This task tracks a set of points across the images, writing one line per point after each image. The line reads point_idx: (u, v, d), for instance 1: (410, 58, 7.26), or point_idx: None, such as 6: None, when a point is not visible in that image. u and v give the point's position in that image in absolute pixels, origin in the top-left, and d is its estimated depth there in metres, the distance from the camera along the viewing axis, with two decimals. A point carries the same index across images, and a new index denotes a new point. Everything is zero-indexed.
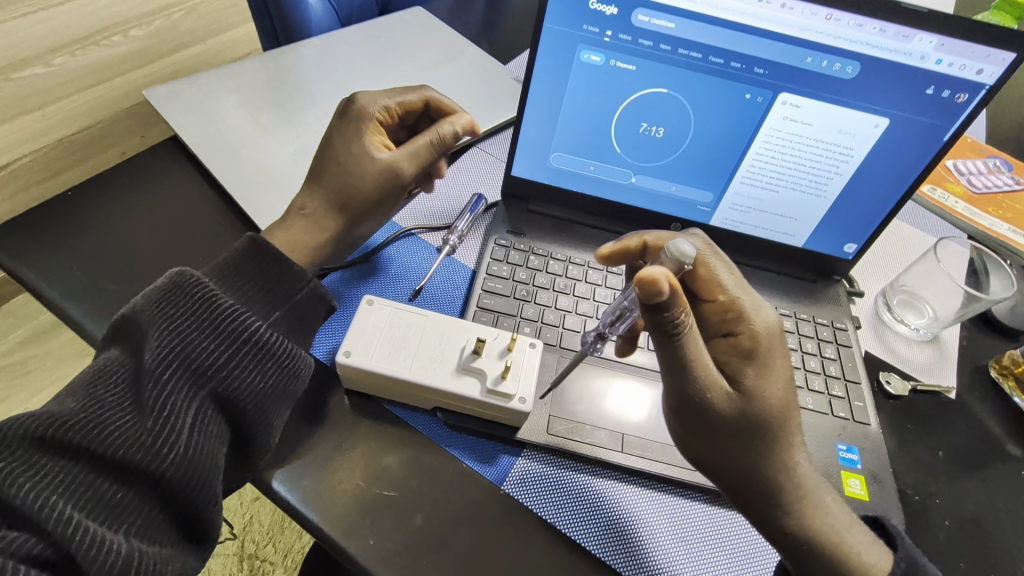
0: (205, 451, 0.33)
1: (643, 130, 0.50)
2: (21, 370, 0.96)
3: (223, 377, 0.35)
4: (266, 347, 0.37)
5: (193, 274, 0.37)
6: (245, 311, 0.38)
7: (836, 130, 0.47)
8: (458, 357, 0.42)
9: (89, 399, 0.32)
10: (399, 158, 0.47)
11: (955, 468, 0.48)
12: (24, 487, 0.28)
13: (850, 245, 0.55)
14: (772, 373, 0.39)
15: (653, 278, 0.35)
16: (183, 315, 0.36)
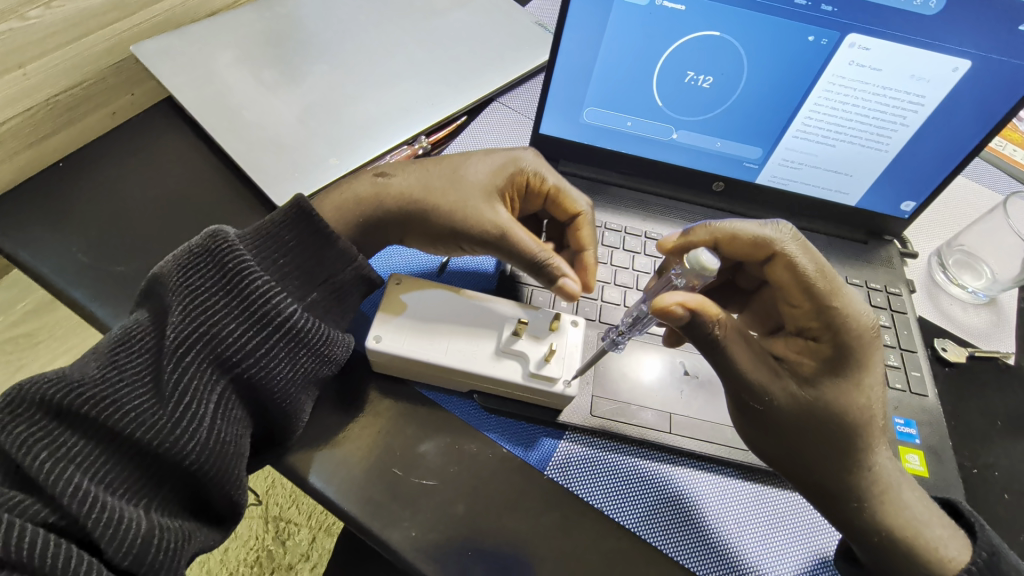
0: (225, 433, 0.34)
1: (690, 80, 0.45)
2: (31, 343, 0.95)
3: (245, 357, 0.35)
4: (293, 330, 0.36)
5: (226, 235, 0.36)
6: (276, 290, 0.37)
7: (908, 75, 0.42)
8: (499, 339, 0.40)
9: (110, 367, 0.32)
10: (512, 229, 0.41)
11: (1015, 438, 0.46)
12: (42, 457, 0.29)
13: (907, 204, 0.51)
14: (851, 382, 0.37)
15: (666, 309, 0.35)
16: (206, 284, 0.35)
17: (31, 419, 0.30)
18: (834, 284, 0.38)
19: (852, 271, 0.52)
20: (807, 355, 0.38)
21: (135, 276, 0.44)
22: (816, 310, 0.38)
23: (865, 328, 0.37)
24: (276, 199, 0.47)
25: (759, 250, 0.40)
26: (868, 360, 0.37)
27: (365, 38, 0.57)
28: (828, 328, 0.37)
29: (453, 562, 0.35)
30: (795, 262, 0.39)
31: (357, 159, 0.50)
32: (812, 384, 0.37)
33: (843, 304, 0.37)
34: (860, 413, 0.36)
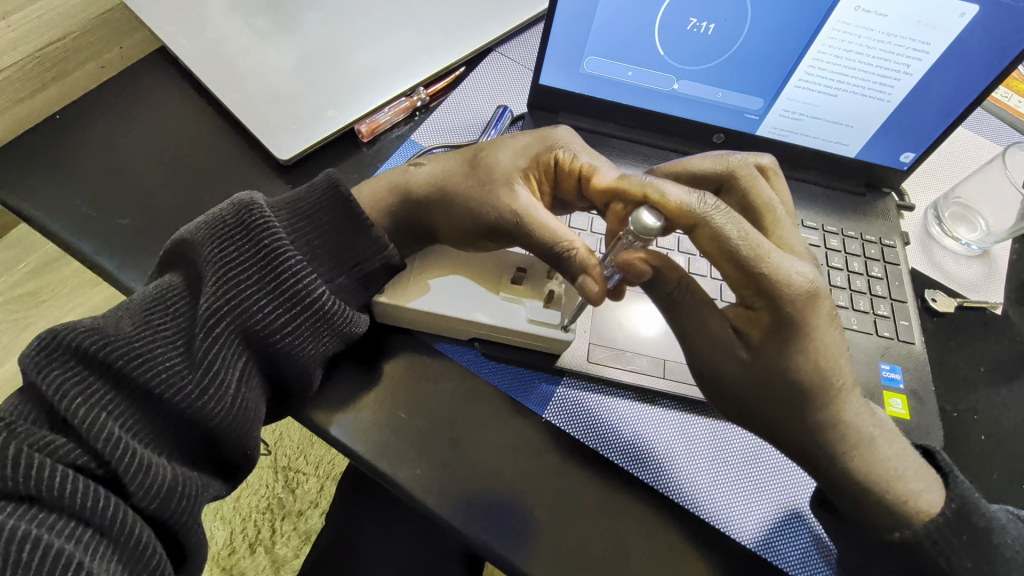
0: (247, 403, 0.36)
1: (692, 27, 0.44)
2: (36, 301, 0.96)
3: (274, 332, 0.36)
4: (320, 311, 0.37)
5: (262, 211, 0.37)
6: (307, 270, 0.37)
7: (914, 23, 0.42)
8: (499, 286, 0.42)
9: (145, 323, 0.33)
10: (534, 213, 0.38)
11: (997, 384, 0.47)
12: (78, 404, 0.30)
13: (906, 155, 0.51)
14: (804, 347, 0.34)
15: (628, 265, 0.35)
16: (238, 254, 0.36)
17: (66, 366, 0.31)
18: (755, 246, 0.34)
19: (848, 224, 0.53)
20: (755, 323, 0.35)
21: (140, 230, 0.44)
22: (746, 279, 0.34)
23: (801, 288, 0.33)
24: (276, 152, 0.47)
25: (679, 219, 0.35)
26: (812, 320, 0.34)
27: None
28: (761, 295, 0.34)
29: (457, 498, 0.37)
30: (718, 232, 0.34)
31: (355, 112, 0.50)
32: (756, 353, 0.35)
33: (768, 268, 0.33)
34: (811, 378, 0.34)
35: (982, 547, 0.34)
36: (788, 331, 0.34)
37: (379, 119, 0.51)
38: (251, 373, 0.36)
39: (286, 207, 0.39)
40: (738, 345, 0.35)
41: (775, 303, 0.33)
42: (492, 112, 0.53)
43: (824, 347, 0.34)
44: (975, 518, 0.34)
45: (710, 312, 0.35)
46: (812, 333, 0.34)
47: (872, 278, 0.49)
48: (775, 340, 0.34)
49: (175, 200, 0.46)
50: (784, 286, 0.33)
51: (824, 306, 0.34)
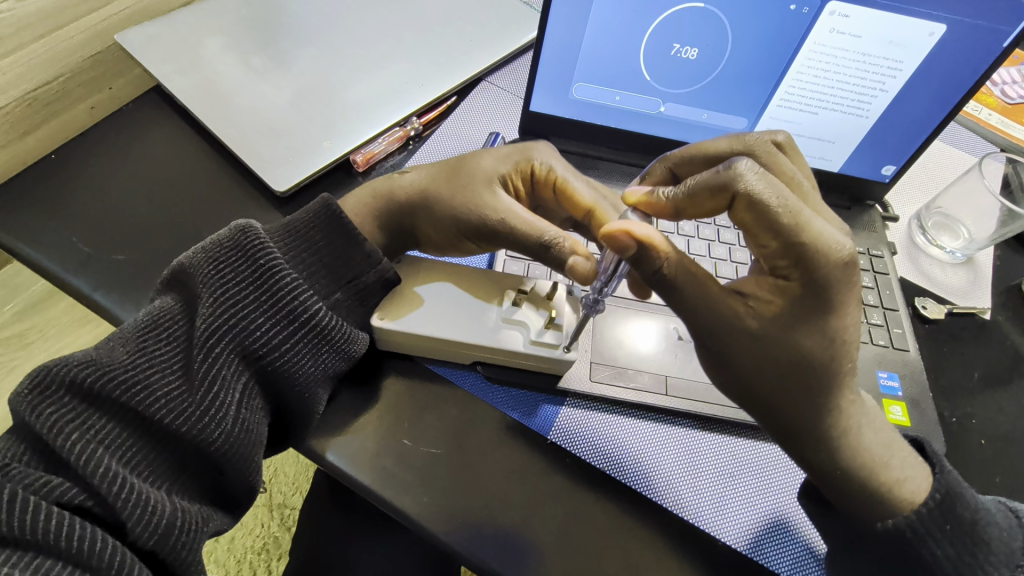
0: (248, 425, 0.35)
1: (676, 52, 0.46)
2: (23, 344, 0.95)
3: (273, 350, 0.37)
4: (318, 327, 0.38)
5: (257, 232, 0.37)
6: (303, 288, 0.38)
7: (886, 42, 0.44)
8: (498, 309, 0.42)
9: (139, 352, 0.33)
10: (513, 212, 0.40)
11: (990, 387, 0.48)
12: (74, 441, 0.30)
13: (887, 168, 0.53)
14: (830, 313, 0.33)
15: (614, 236, 0.34)
16: (233, 276, 0.36)
17: (58, 401, 0.30)
18: (802, 217, 0.32)
19: None
20: (775, 295, 0.34)
21: (138, 266, 0.44)
22: (783, 249, 0.32)
23: (841, 261, 0.32)
24: (272, 184, 0.48)
25: (719, 199, 0.34)
26: (845, 294, 0.33)
27: (351, 20, 0.57)
28: (797, 265, 0.32)
29: (463, 525, 0.36)
30: (760, 205, 0.32)
31: (350, 142, 0.51)
32: (771, 324, 0.34)
33: (812, 237, 0.32)
34: (828, 358, 0.34)
35: (963, 536, 0.33)
36: (815, 304, 0.33)
37: (374, 149, 0.52)
38: (251, 394, 0.36)
39: (279, 229, 0.39)
40: (749, 316, 0.34)
41: (806, 275, 0.32)
42: (484, 139, 0.55)
43: (850, 325, 0.34)
44: (960, 509, 0.34)
45: (716, 287, 0.35)
46: (841, 308, 0.33)
47: (863, 288, 0.50)
48: (802, 314, 0.33)
49: (172, 234, 0.46)
50: (820, 256, 0.32)
51: (857, 279, 0.33)
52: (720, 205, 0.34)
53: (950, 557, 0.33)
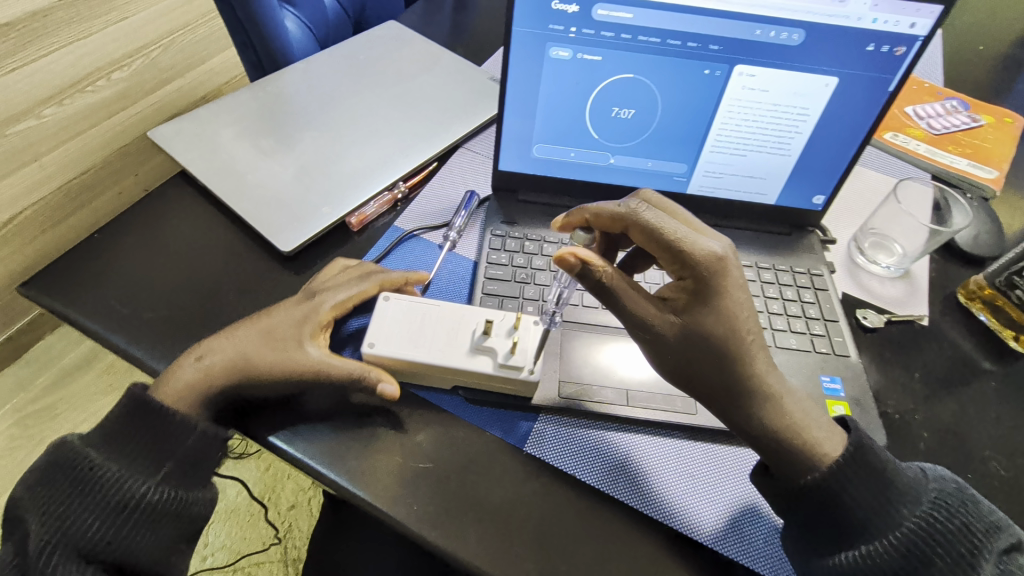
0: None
1: (616, 114, 0.55)
2: (51, 415, 1.04)
3: (107, 538, 0.39)
4: (151, 505, 0.40)
5: (157, 401, 0.42)
6: (126, 475, 0.40)
7: (791, 93, 0.52)
8: (471, 338, 0.47)
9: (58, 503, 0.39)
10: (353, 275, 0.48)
11: (932, 386, 0.52)
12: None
13: (817, 197, 0.59)
14: (722, 299, 0.41)
15: (567, 255, 0.38)
16: (55, 490, 0.39)
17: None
18: (680, 234, 0.41)
19: (780, 260, 0.60)
20: (680, 290, 0.42)
21: (166, 321, 0.51)
22: (673, 256, 0.41)
23: (713, 256, 0.40)
24: (279, 245, 0.56)
25: (617, 220, 0.43)
26: (727, 284, 0.41)
27: (345, 106, 0.67)
28: (684, 265, 0.41)
29: (448, 529, 0.41)
30: (645, 223, 0.41)
31: (346, 206, 0.59)
32: (684, 315, 0.41)
33: (690, 245, 0.40)
34: (726, 335, 0.40)
35: (875, 481, 0.39)
36: (706, 292, 0.41)
37: (366, 211, 0.60)
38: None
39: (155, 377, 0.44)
40: (668, 312, 0.41)
41: (694, 273, 0.40)
42: (462, 197, 0.63)
43: (738, 305, 0.41)
44: (871, 458, 0.40)
45: (637, 289, 0.41)
46: (727, 295, 0.41)
47: (805, 303, 0.56)
48: (701, 303, 0.41)
49: (194, 294, 0.54)
50: (700, 255, 0.40)
51: (734, 267, 0.41)
52: (618, 224, 0.43)
53: (865, 501, 0.39)
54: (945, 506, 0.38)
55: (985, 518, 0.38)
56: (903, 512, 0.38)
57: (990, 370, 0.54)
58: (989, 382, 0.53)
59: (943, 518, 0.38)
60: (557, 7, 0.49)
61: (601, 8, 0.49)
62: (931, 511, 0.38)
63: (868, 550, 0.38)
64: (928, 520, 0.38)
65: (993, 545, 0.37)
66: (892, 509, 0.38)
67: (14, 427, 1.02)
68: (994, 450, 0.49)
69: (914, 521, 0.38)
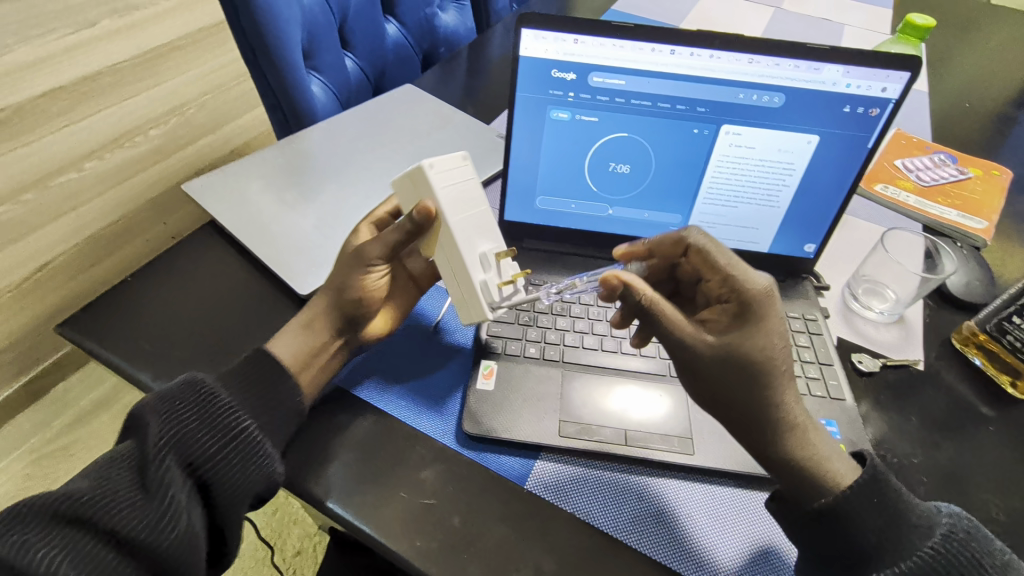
0: (192, 531, 0.40)
1: (613, 169, 0.59)
2: (67, 455, 1.09)
3: (200, 463, 0.43)
4: (247, 439, 0.44)
5: (210, 389, 0.45)
6: (238, 408, 0.45)
7: (776, 150, 0.56)
8: (485, 251, 0.45)
9: (101, 480, 0.39)
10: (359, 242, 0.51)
11: (930, 430, 0.53)
12: (42, 556, 0.35)
13: (809, 246, 0.62)
14: (767, 324, 0.44)
15: (610, 276, 0.45)
16: (177, 407, 0.44)
17: (26, 529, 0.36)
18: (733, 263, 0.47)
19: (775, 304, 0.62)
20: (724, 315, 0.46)
21: (188, 359, 0.55)
22: (724, 280, 0.46)
23: (760, 287, 0.45)
24: (297, 288, 0.59)
25: (678, 244, 0.51)
26: (770, 312, 0.44)
27: (363, 162, 0.72)
28: (734, 291, 0.46)
29: (449, 566, 0.42)
30: (703, 248, 0.48)
31: None
32: (727, 335, 0.44)
33: (743, 272, 0.46)
34: (762, 359, 0.43)
35: (888, 511, 0.41)
36: (748, 317, 0.44)
37: None
38: (192, 503, 0.42)
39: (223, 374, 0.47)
40: (707, 334, 0.44)
41: (740, 298, 0.45)
42: None
43: (780, 332, 0.44)
44: (885, 489, 0.42)
45: (681, 316, 0.45)
46: (769, 326, 0.44)
47: (801, 347, 0.57)
48: (741, 326, 0.44)
49: (215, 333, 0.57)
50: (748, 282, 0.45)
51: (781, 307, 0.45)
52: (678, 248, 0.51)
53: (877, 528, 0.41)
54: (956, 539, 0.40)
55: (996, 556, 0.39)
56: (914, 540, 0.40)
57: (989, 416, 0.55)
58: (988, 427, 0.54)
59: (953, 550, 0.39)
60: (557, 75, 0.54)
61: (597, 76, 0.54)
62: (942, 542, 0.40)
63: None
64: (939, 550, 0.39)
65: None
66: (904, 537, 0.40)
67: (29, 468, 1.06)
68: (995, 496, 0.49)
69: (924, 549, 0.39)
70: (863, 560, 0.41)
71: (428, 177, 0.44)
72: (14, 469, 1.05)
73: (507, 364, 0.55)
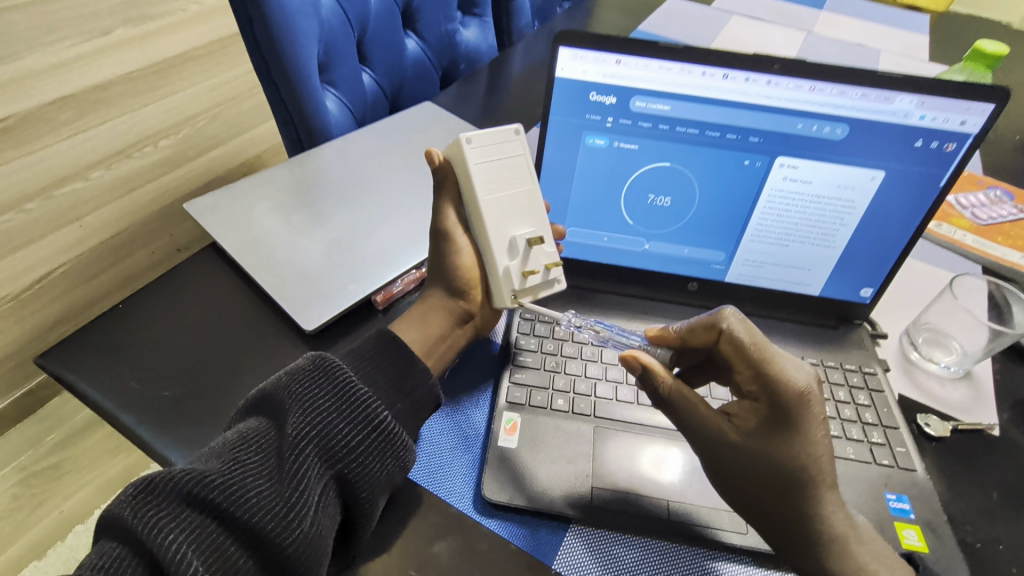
0: (323, 530, 0.36)
1: (652, 201, 0.53)
2: (57, 474, 1.01)
3: (346, 456, 0.39)
4: (387, 433, 0.40)
5: (340, 369, 0.40)
6: (375, 399, 0.41)
7: (835, 185, 0.50)
8: (521, 255, 0.47)
9: (233, 462, 0.35)
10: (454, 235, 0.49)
11: (1012, 509, 0.46)
12: (169, 538, 0.31)
13: (865, 290, 0.56)
14: (802, 430, 0.38)
15: (635, 357, 0.41)
16: (318, 394, 0.39)
17: (160, 506, 0.32)
18: (770, 354, 0.39)
19: (827, 355, 0.56)
20: (753, 414, 0.40)
21: (180, 400, 0.49)
22: (755, 377, 0.39)
23: (797, 390, 0.38)
24: (302, 323, 0.54)
25: (710, 331, 0.42)
26: (806, 416, 0.38)
27: (379, 184, 0.67)
28: (766, 391, 0.38)
29: None
30: (735, 338, 0.40)
31: (373, 285, 0.58)
32: (751, 439, 0.39)
33: (779, 369, 0.38)
34: (794, 467, 0.38)
35: None
36: (779, 423, 0.38)
37: (393, 289, 0.60)
38: (328, 499, 0.38)
39: (347, 354, 0.43)
40: (731, 431, 0.40)
41: (772, 402, 0.38)
42: None
43: (815, 441, 0.38)
44: None
45: (704, 404, 0.41)
46: (807, 432, 0.38)
47: (859, 406, 0.51)
48: (771, 429, 0.38)
49: (212, 371, 0.52)
50: (787, 383, 0.38)
51: (818, 409, 0.38)
52: (711, 336, 0.42)
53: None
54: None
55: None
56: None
57: None
58: None
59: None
60: (595, 98, 0.49)
61: (639, 100, 0.49)
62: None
63: None
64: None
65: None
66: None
67: (18, 486, 0.98)
68: None
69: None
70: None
71: (466, 153, 0.46)
72: (4, 485, 0.96)
73: (532, 418, 0.49)
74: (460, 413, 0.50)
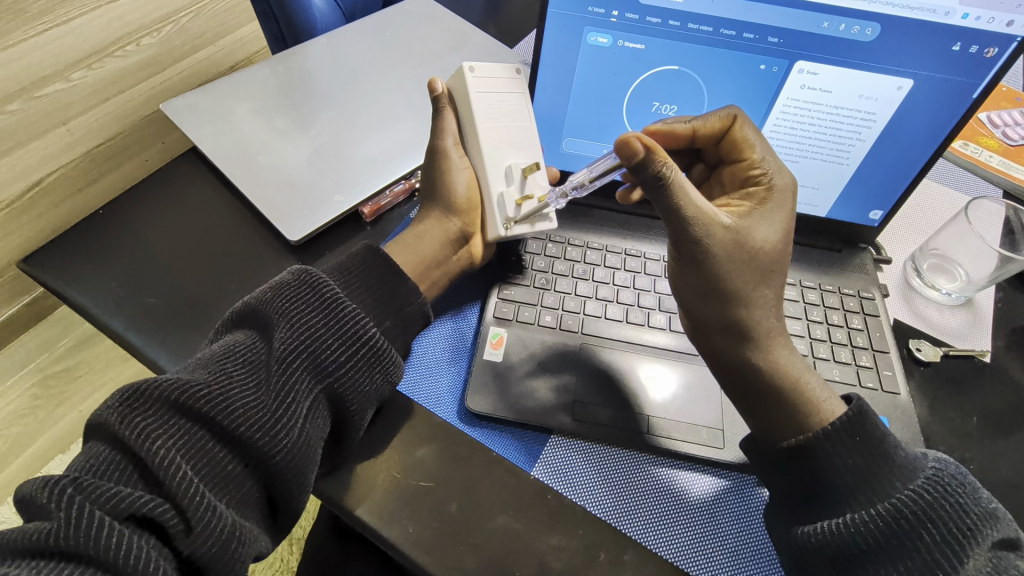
0: (311, 440, 0.37)
1: (656, 109, 0.51)
2: (72, 376, 1.04)
3: (336, 370, 0.39)
4: (376, 349, 0.40)
5: (326, 285, 0.40)
6: (363, 315, 0.40)
7: (857, 96, 0.46)
8: (510, 185, 0.46)
9: (220, 372, 0.35)
10: (449, 156, 0.47)
11: (991, 433, 0.47)
12: (156, 443, 0.32)
13: (875, 212, 0.54)
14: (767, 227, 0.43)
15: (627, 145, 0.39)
16: (306, 310, 0.39)
17: (147, 413, 0.33)
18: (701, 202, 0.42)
19: (827, 279, 0.54)
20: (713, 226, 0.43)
21: (167, 308, 0.49)
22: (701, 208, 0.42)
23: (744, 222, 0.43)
24: (287, 233, 0.53)
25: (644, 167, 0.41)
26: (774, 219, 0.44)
27: (366, 85, 0.63)
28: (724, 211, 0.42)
29: (440, 558, 0.34)
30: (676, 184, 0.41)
31: (359, 196, 0.56)
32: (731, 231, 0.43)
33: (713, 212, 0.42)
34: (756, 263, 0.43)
35: (870, 449, 0.35)
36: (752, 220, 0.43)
37: (382, 200, 0.57)
38: (319, 411, 0.38)
39: (333, 269, 0.42)
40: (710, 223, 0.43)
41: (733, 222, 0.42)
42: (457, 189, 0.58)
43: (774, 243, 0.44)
44: (869, 426, 0.36)
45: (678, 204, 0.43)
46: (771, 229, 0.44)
47: (852, 330, 0.51)
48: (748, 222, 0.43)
49: (198, 281, 0.51)
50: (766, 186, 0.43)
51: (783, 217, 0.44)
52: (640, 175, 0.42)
53: (851, 467, 0.35)
54: (942, 483, 0.33)
55: (983, 502, 0.32)
56: (893, 484, 0.34)
57: None
58: None
59: (936, 494, 0.32)
60: None
61: None
62: (924, 485, 0.33)
63: (853, 517, 0.33)
64: (921, 493, 0.33)
65: (990, 534, 0.31)
66: (882, 479, 0.34)
67: (36, 387, 1.02)
68: None
69: (904, 493, 0.33)
70: (828, 504, 0.35)
71: (466, 80, 0.46)
72: (21, 387, 1.01)
73: (519, 333, 0.49)
74: (447, 327, 0.50)
